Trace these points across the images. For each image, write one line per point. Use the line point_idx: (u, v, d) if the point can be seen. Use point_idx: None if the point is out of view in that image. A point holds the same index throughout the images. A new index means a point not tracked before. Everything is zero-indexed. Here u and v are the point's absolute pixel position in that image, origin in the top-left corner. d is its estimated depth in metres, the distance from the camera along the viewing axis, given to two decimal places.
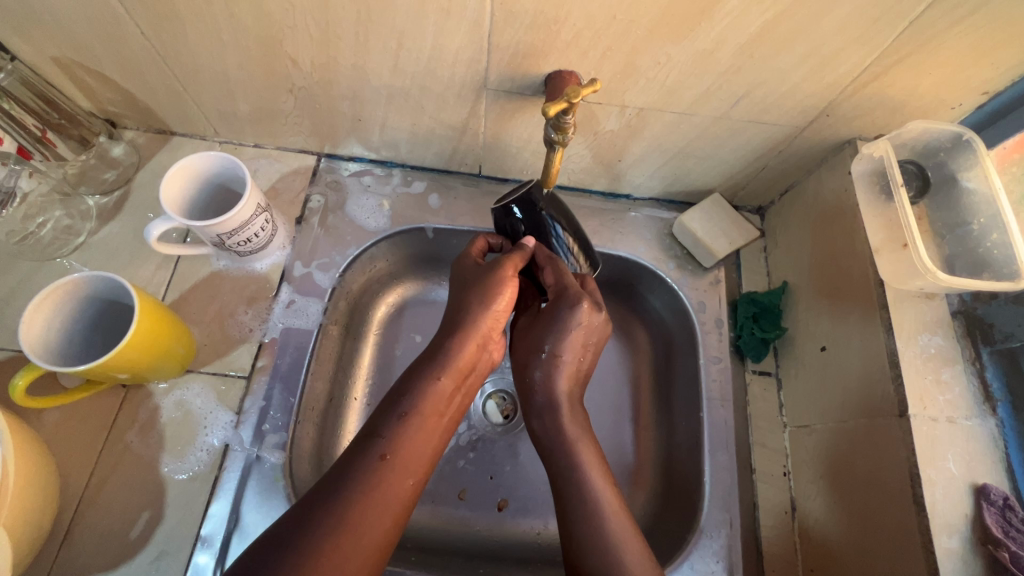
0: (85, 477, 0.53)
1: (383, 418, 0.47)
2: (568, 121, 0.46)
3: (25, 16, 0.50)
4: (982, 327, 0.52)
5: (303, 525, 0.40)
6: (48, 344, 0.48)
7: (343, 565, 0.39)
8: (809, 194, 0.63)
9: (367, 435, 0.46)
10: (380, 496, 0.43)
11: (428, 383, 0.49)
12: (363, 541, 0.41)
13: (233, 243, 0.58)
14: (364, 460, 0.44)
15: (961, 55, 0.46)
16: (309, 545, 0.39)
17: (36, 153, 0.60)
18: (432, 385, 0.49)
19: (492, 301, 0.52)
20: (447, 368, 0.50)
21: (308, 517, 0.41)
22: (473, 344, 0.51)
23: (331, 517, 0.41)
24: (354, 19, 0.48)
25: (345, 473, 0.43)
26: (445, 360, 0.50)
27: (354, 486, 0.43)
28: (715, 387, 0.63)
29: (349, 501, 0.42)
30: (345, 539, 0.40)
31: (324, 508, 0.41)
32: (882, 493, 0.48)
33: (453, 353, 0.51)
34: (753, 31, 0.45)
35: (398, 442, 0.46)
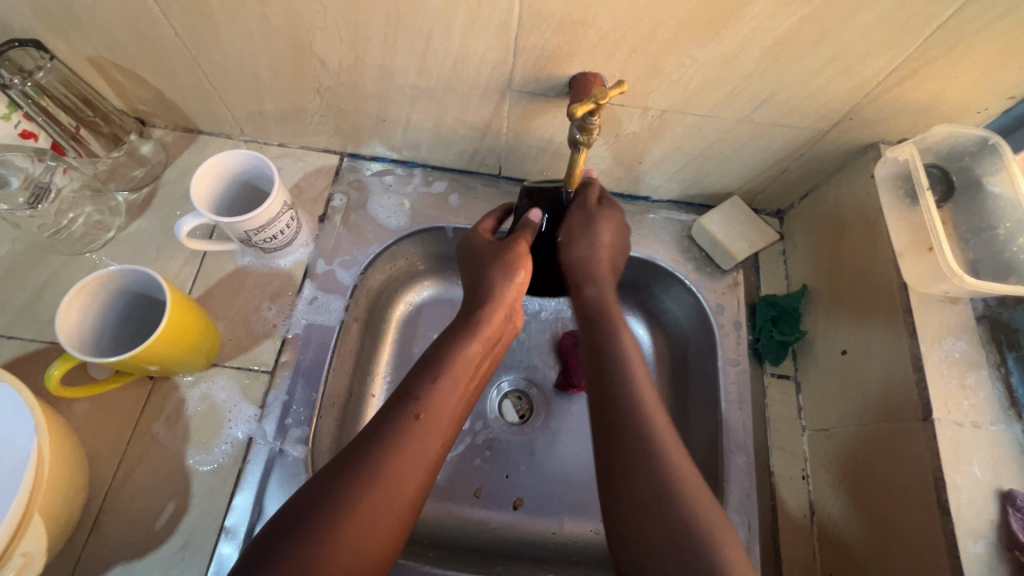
0: (113, 466, 0.54)
1: (417, 381, 0.49)
2: (593, 123, 0.46)
3: (64, 16, 0.52)
4: (1007, 332, 0.51)
5: (339, 482, 0.43)
6: (83, 337, 0.50)
7: (381, 514, 0.43)
8: (830, 198, 0.63)
9: (400, 396, 0.49)
10: (413, 455, 0.46)
11: (458, 348, 0.51)
12: (396, 497, 0.44)
13: (259, 240, 0.59)
14: (399, 418, 0.47)
15: (989, 60, 0.46)
16: (341, 499, 0.42)
17: (70, 150, 0.63)
18: (462, 350, 0.52)
19: (515, 274, 0.54)
20: (477, 334, 0.53)
21: (341, 474, 0.44)
22: (500, 315, 0.54)
23: (363, 475, 0.44)
24: (384, 20, 0.49)
25: (380, 433, 0.46)
26: (474, 327, 0.53)
27: (388, 445, 0.45)
28: (733, 389, 0.62)
29: (384, 457, 0.45)
30: (378, 495, 0.43)
31: (358, 464, 0.44)
32: (897, 465, 0.50)
33: (482, 321, 0.53)
34: (779, 34, 0.45)
35: (431, 403, 0.48)
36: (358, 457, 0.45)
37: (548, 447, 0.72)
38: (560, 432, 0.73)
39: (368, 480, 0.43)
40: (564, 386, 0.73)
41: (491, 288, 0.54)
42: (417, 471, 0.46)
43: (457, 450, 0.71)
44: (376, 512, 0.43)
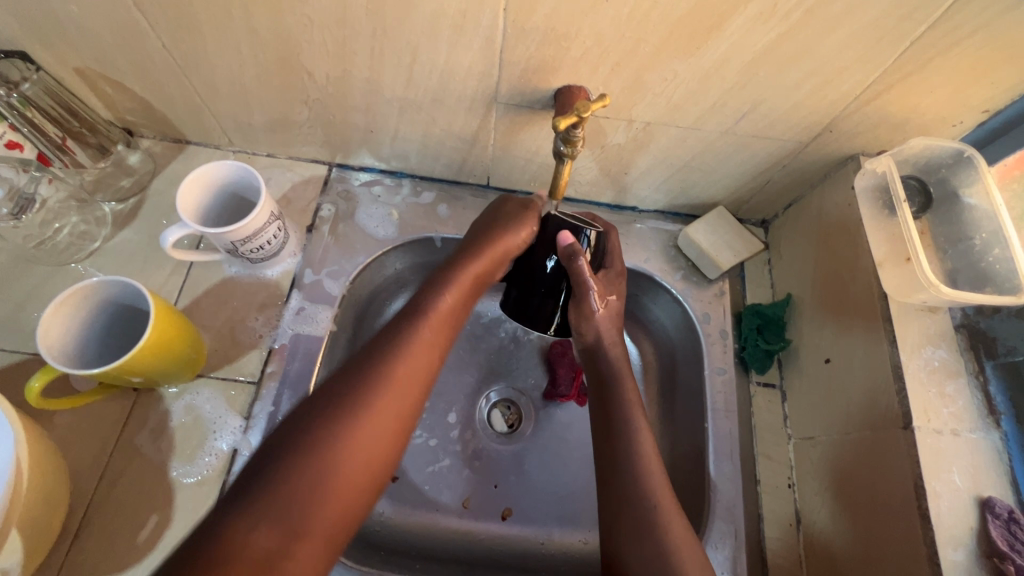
0: (95, 479, 0.53)
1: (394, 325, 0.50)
2: (577, 135, 0.47)
3: (50, 27, 0.52)
4: (985, 340, 0.52)
5: (311, 421, 0.43)
6: (66, 344, 0.49)
7: (347, 453, 0.43)
8: (813, 208, 0.64)
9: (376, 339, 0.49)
10: (385, 396, 0.46)
11: (438, 297, 0.52)
12: (365, 433, 0.44)
13: (246, 250, 0.59)
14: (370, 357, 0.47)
15: (962, 75, 0.47)
16: (313, 435, 0.42)
17: (55, 160, 0.61)
18: (441, 300, 0.52)
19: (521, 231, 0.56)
20: (458, 284, 0.53)
21: (311, 413, 0.44)
22: (496, 251, 0.54)
23: (330, 415, 0.44)
24: (370, 34, 0.50)
25: (354, 371, 0.47)
26: (458, 276, 0.53)
27: (360, 383, 0.46)
28: (719, 397, 0.63)
29: (359, 394, 0.45)
30: (348, 432, 0.43)
31: (330, 401, 0.44)
32: (877, 472, 0.50)
33: (458, 271, 0.54)
34: (759, 48, 0.46)
35: (406, 348, 0.48)
36: (325, 401, 0.45)
37: (537, 457, 0.72)
38: (548, 441, 0.73)
39: (337, 419, 0.43)
40: (553, 396, 0.74)
41: (495, 231, 0.55)
42: (389, 423, 0.45)
43: (445, 461, 0.71)
44: (350, 451, 0.43)
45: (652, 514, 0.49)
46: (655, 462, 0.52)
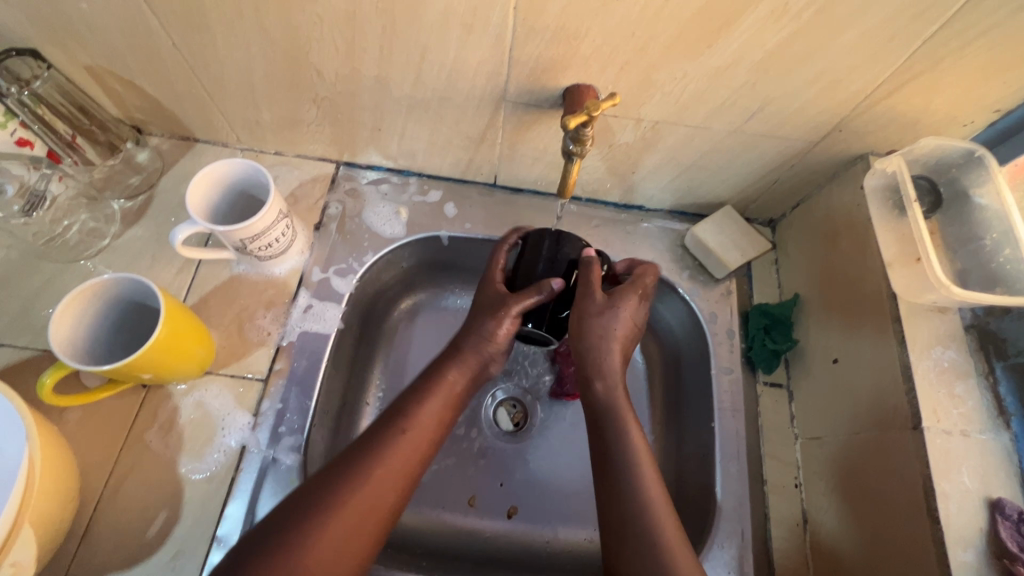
0: (104, 476, 0.54)
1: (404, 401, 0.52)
2: (586, 134, 0.47)
3: (60, 24, 0.52)
4: (995, 341, 0.52)
5: (324, 489, 0.45)
6: (76, 342, 0.49)
7: (353, 532, 0.44)
8: (821, 207, 0.64)
9: (391, 413, 0.51)
10: (395, 468, 0.48)
11: (439, 376, 0.54)
12: (378, 503, 0.46)
13: (254, 248, 0.59)
14: (388, 432, 0.49)
15: (974, 74, 0.47)
16: (330, 505, 0.44)
17: (65, 157, 0.62)
18: (443, 380, 0.53)
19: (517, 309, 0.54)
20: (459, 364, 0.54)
21: (329, 481, 0.46)
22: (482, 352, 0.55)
23: (347, 485, 0.45)
24: (379, 32, 0.50)
25: (368, 444, 0.48)
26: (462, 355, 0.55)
27: (378, 456, 0.47)
28: (726, 397, 0.63)
29: (373, 466, 0.47)
30: (363, 500, 0.45)
31: (346, 470, 0.46)
32: (887, 477, 0.49)
33: (461, 351, 0.55)
34: (770, 47, 0.46)
35: (416, 419, 0.50)
36: (336, 478, 0.46)
37: (542, 456, 0.72)
38: (553, 440, 0.73)
39: (349, 493, 0.45)
40: (559, 394, 0.74)
41: (471, 339, 0.55)
42: (378, 504, 0.46)
43: (453, 459, 0.71)
44: (360, 517, 0.45)
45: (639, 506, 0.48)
46: (644, 455, 0.51)
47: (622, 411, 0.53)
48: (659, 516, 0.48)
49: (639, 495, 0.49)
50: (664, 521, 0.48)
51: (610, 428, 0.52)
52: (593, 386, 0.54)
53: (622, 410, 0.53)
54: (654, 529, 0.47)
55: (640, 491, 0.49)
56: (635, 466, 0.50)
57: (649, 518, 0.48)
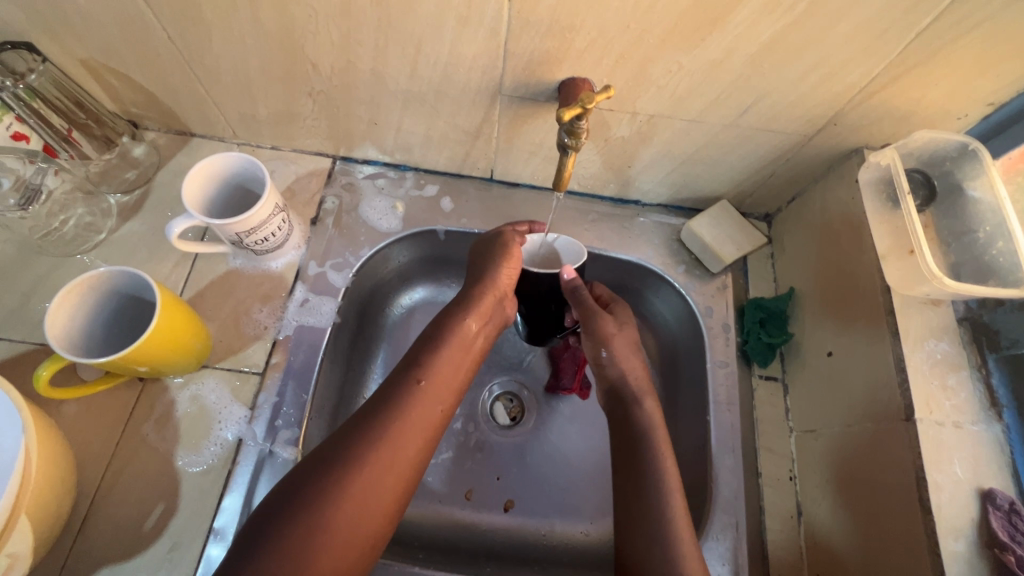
0: (102, 468, 0.54)
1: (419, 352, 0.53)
2: (581, 127, 0.48)
3: (55, 17, 0.52)
4: (988, 334, 0.52)
5: (345, 440, 0.46)
6: (72, 332, 0.49)
7: (375, 478, 0.45)
8: (817, 201, 0.64)
9: (406, 363, 0.52)
10: (417, 416, 0.49)
11: (454, 324, 0.55)
12: (399, 452, 0.47)
13: (250, 242, 0.59)
14: (403, 383, 0.50)
15: (967, 67, 0.47)
16: (350, 456, 0.45)
17: (61, 151, 0.62)
18: (459, 326, 0.55)
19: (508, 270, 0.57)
20: (471, 313, 0.56)
21: (349, 434, 0.47)
22: (490, 299, 0.57)
23: (365, 435, 0.47)
24: (374, 25, 0.50)
25: (387, 397, 0.49)
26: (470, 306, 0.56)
27: (396, 407, 0.49)
28: (722, 390, 0.63)
29: (392, 416, 0.48)
30: (383, 449, 0.46)
31: (364, 423, 0.47)
32: (882, 470, 0.49)
33: (474, 300, 0.56)
34: (764, 39, 0.46)
35: (433, 369, 0.52)
36: (354, 429, 0.47)
37: (538, 449, 0.73)
38: (549, 434, 0.74)
39: (369, 443, 0.46)
40: (555, 388, 0.75)
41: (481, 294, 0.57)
42: (401, 450, 0.47)
43: (449, 453, 0.71)
44: (384, 466, 0.46)
45: (665, 521, 0.49)
46: (674, 473, 0.52)
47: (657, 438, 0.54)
48: (681, 527, 0.49)
49: (663, 515, 0.49)
50: (686, 533, 0.49)
51: (643, 454, 0.53)
52: (640, 408, 0.57)
53: (660, 437, 0.54)
54: (676, 537, 0.48)
55: (664, 511, 0.50)
56: (664, 483, 0.51)
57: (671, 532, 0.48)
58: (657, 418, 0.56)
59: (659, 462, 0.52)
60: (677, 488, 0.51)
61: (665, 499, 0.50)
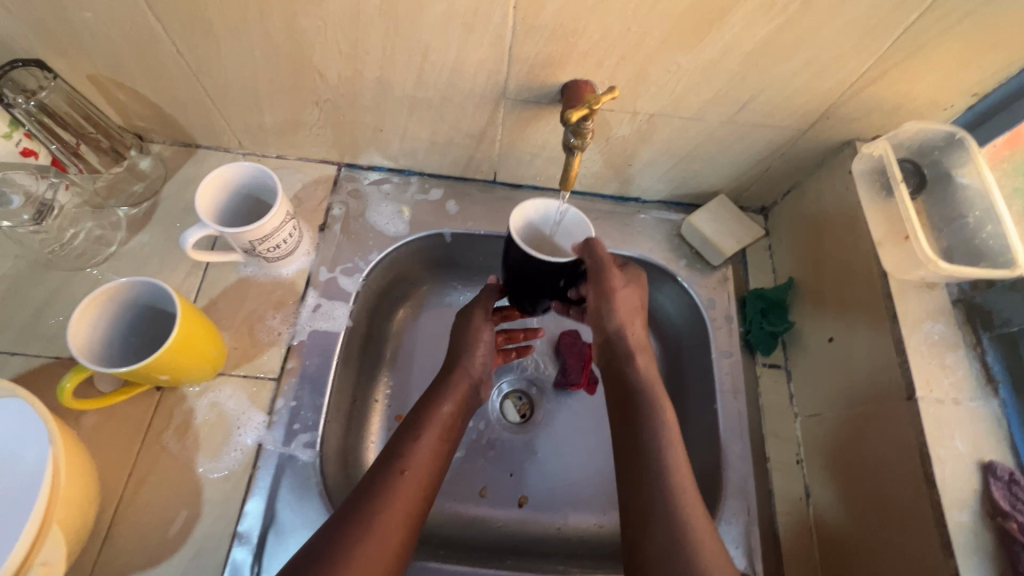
0: (124, 478, 0.54)
1: (401, 441, 0.55)
2: (586, 127, 0.49)
3: (65, 34, 0.53)
4: (982, 313, 0.54)
5: (335, 532, 0.47)
6: (94, 343, 0.50)
7: (368, 562, 0.46)
8: (811, 193, 0.66)
9: (389, 455, 0.54)
10: (402, 502, 0.51)
11: (434, 409, 0.59)
12: (388, 534, 0.48)
13: (262, 250, 0.60)
14: (387, 473, 0.52)
15: (952, 60, 0.49)
16: (342, 546, 0.46)
17: (70, 166, 0.63)
18: (438, 412, 0.59)
19: (481, 354, 0.65)
20: (448, 399, 0.61)
21: (339, 527, 0.48)
22: (464, 384, 0.63)
23: (355, 526, 0.47)
24: (382, 34, 0.51)
25: (369, 489, 0.51)
26: (447, 392, 0.61)
27: (380, 498, 0.50)
28: (727, 379, 0.65)
29: (378, 507, 0.49)
30: (372, 539, 0.47)
31: (354, 516, 0.48)
32: (886, 448, 0.51)
33: (451, 386, 0.62)
34: (759, 38, 0.48)
35: (414, 458, 0.54)
36: (345, 521, 0.48)
37: (549, 445, 0.74)
38: (560, 429, 0.75)
39: (358, 533, 0.47)
40: (564, 384, 0.76)
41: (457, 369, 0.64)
42: (389, 537, 0.48)
43: (462, 451, 0.72)
44: (373, 555, 0.46)
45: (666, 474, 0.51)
46: (675, 432, 0.54)
47: (655, 395, 0.56)
48: (682, 483, 0.50)
49: (665, 471, 0.51)
50: (686, 490, 0.50)
51: (643, 410, 0.55)
52: (633, 363, 0.58)
53: (658, 391, 0.56)
54: (676, 493, 0.50)
55: (666, 478, 0.51)
56: (663, 439, 0.53)
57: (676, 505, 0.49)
58: (652, 371, 0.57)
59: (659, 419, 0.54)
60: (677, 442, 0.53)
61: (667, 472, 0.51)
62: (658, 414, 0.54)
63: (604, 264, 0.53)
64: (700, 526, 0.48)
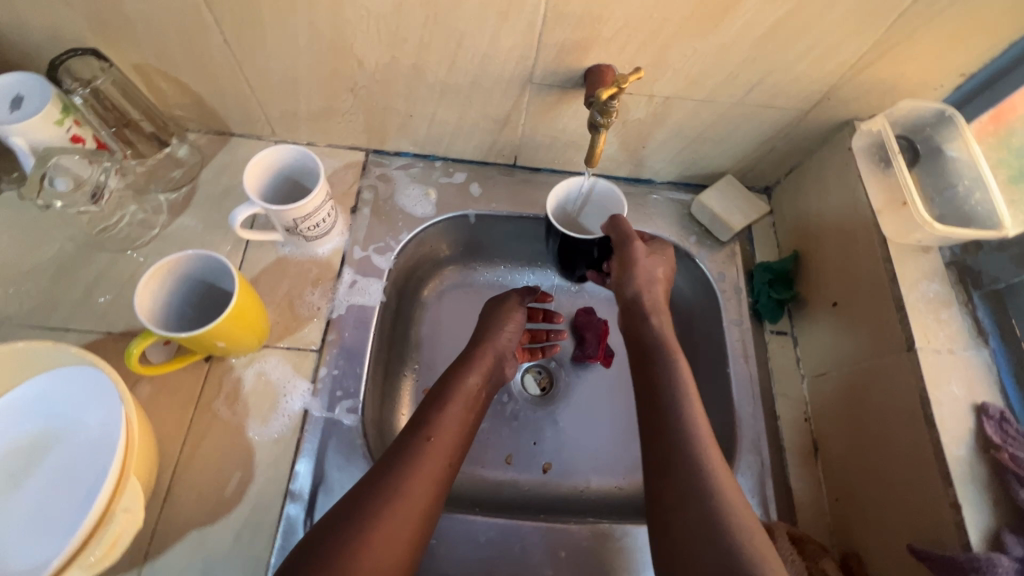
0: (179, 442, 0.58)
1: (428, 410, 0.58)
2: (613, 106, 0.54)
3: (120, 26, 0.56)
4: (972, 274, 0.59)
5: (369, 494, 0.50)
6: (156, 313, 0.53)
7: (395, 523, 0.49)
8: (813, 170, 0.71)
9: (415, 424, 0.57)
10: (428, 468, 0.53)
11: (459, 382, 0.61)
12: (415, 497, 0.51)
13: (303, 229, 0.64)
14: (413, 441, 0.55)
15: (942, 42, 0.54)
16: (372, 508, 0.49)
17: (117, 149, 0.67)
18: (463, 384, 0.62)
19: (509, 332, 0.68)
20: (472, 373, 0.63)
21: (371, 488, 0.50)
22: (489, 358, 0.65)
23: (385, 489, 0.50)
24: (421, 22, 0.55)
25: (397, 456, 0.53)
26: (470, 367, 0.64)
27: (407, 463, 0.52)
28: (739, 345, 0.70)
29: (406, 471, 0.52)
30: (399, 501, 0.50)
31: (386, 479, 0.51)
32: (889, 397, 0.56)
33: (475, 361, 0.64)
34: (769, 24, 0.53)
35: (439, 427, 0.56)
36: (375, 484, 0.51)
37: (571, 414, 0.78)
38: (580, 399, 0.79)
39: (389, 496, 0.50)
40: (582, 357, 0.80)
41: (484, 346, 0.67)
42: (416, 499, 0.51)
43: (489, 421, 0.76)
44: (400, 515, 0.49)
45: (691, 432, 0.52)
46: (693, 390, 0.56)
47: (672, 355, 0.58)
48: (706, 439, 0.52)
49: (688, 426, 0.52)
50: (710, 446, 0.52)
51: (658, 365, 0.58)
52: (651, 322, 0.61)
53: (671, 348, 0.59)
54: (700, 449, 0.51)
55: (690, 433, 0.52)
56: (683, 397, 0.55)
57: (698, 440, 0.52)
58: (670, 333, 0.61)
59: (679, 379, 0.56)
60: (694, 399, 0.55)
61: (689, 428, 0.52)
62: (676, 372, 0.57)
63: (625, 238, 0.62)
64: (724, 479, 0.49)
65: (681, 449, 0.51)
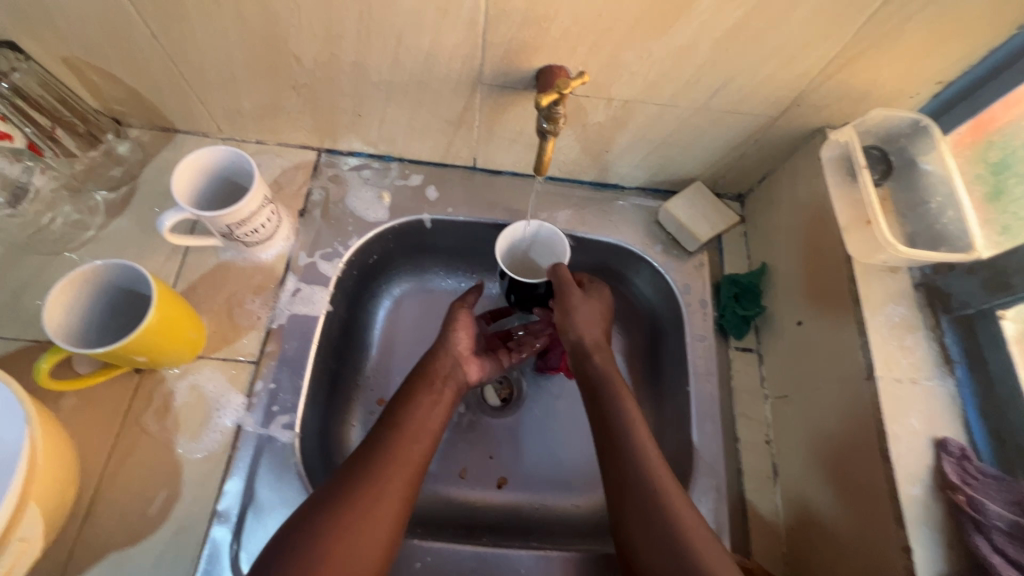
0: (103, 458, 0.55)
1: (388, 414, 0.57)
2: (558, 112, 0.50)
3: (38, 17, 0.53)
4: (941, 297, 0.55)
5: (331, 499, 0.49)
6: (71, 326, 0.51)
7: (365, 523, 0.48)
8: (784, 179, 0.67)
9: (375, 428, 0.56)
10: (394, 467, 0.52)
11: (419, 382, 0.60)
12: (383, 497, 0.50)
13: (241, 234, 0.61)
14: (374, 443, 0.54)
15: (916, 48, 0.50)
16: (338, 511, 0.48)
17: (46, 149, 0.62)
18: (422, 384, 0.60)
19: (464, 334, 0.66)
20: (429, 374, 0.61)
21: (334, 494, 0.50)
22: (444, 359, 0.63)
23: (349, 491, 0.50)
24: (356, 18, 0.51)
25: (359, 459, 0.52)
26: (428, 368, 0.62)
27: (370, 467, 0.52)
28: (701, 362, 0.67)
29: (368, 474, 0.51)
30: (366, 503, 0.49)
31: (348, 483, 0.50)
32: (848, 427, 0.53)
33: (433, 362, 0.63)
34: (729, 25, 0.49)
35: (399, 427, 0.56)
36: (335, 489, 0.50)
37: (529, 427, 0.75)
38: (539, 412, 0.76)
39: (354, 499, 0.49)
40: (544, 368, 0.77)
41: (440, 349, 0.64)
42: (385, 500, 0.50)
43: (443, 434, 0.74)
44: (370, 515, 0.49)
45: (654, 485, 0.50)
46: (646, 436, 0.54)
47: (620, 394, 0.57)
48: (670, 492, 0.50)
49: (648, 478, 0.51)
50: (677, 502, 0.49)
51: (606, 400, 0.57)
52: (592, 360, 0.60)
53: (616, 383, 0.58)
54: (666, 503, 0.49)
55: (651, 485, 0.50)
56: (638, 443, 0.53)
57: (660, 493, 0.50)
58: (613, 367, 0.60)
59: (631, 423, 0.55)
60: (650, 443, 0.54)
61: (648, 478, 0.51)
62: (626, 415, 0.55)
63: (564, 282, 0.61)
64: (694, 535, 0.47)
65: (643, 504, 0.50)
